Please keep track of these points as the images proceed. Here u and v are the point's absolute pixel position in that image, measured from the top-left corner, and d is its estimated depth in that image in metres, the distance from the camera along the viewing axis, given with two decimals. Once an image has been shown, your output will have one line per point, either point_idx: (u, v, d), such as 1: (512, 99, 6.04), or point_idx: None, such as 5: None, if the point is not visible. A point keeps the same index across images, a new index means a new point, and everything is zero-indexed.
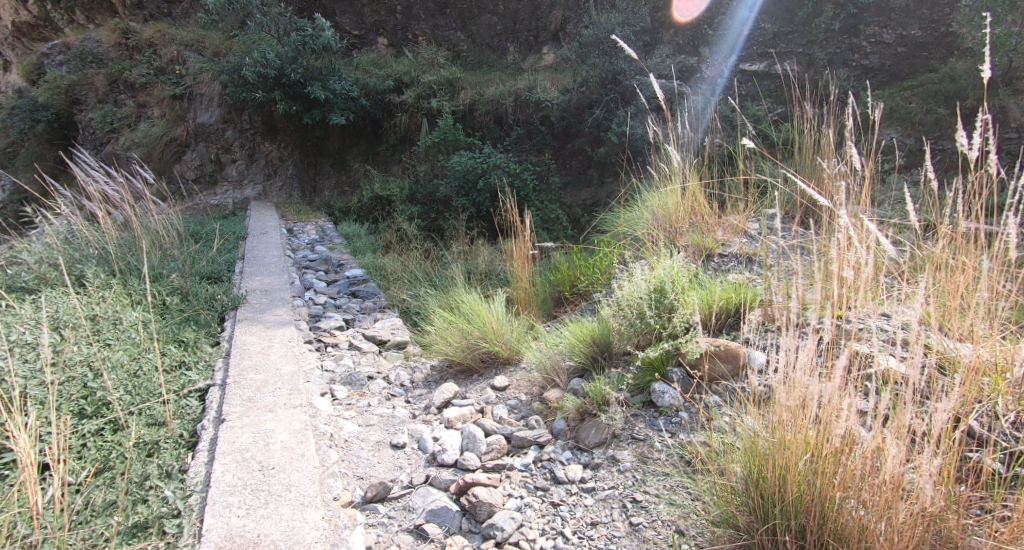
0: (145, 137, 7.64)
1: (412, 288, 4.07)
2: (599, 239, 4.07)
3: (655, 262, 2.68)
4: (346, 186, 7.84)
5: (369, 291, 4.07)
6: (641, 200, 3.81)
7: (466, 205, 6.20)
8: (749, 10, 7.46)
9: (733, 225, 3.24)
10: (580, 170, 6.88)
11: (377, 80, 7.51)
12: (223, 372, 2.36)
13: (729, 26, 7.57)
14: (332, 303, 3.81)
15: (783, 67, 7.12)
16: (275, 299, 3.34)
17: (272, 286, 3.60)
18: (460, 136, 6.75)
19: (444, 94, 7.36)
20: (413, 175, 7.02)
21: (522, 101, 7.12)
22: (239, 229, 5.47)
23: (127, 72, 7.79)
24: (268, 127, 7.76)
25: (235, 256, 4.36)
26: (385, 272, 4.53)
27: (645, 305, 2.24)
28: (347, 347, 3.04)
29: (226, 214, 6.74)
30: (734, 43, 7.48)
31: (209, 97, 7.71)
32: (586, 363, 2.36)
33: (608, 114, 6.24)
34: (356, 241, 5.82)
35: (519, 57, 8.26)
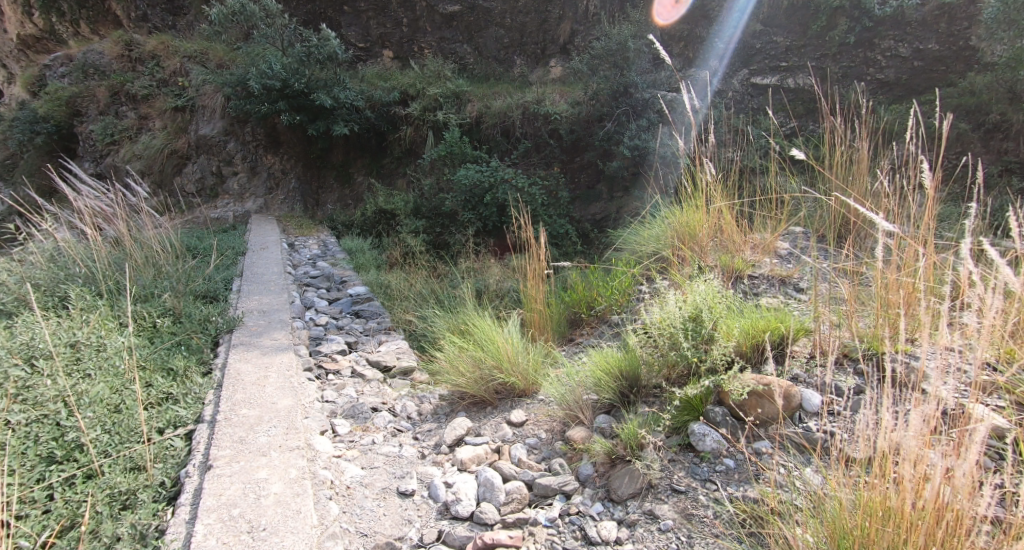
0: (146, 150, 7.50)
1: (418, 308, 3.88)
2: (617, 256, 3.87)
3: (686, 285, 2.46)
4: (349, 199, 7.69)
5: (373, 312, 3.88)
6: (660, 218, 3.63)
7: (473, 220, 6.03)
8: (741, 14, 7.58)
9: (762, 243, 3.03)
10: (590, 185, 6.71)
11: (383, 92, 7.38)
12: (213, 406, 2.14)
13: (722, 34, 7.77)
14: (334, 324, 3.61)
15: (796, 81, 6.98)
16: (274, 321, 3.12)
17: (271, 307, 3.39)
18: (467, 149, 6.60)
19: (450, 106, 7.22)
20: (418, 188, 6.87)
21: (530, 114, 6.97)
22: (239, 244, 5.28)
23: (128, 84, 7.66)
24: (271, 140, 7.62)
25: (233, 272, 4.16)
26: (392, 290, 4.33)
27: (680, 335, 2.00)
28: (349, 375, 2.83)
29: (226, 228, 6.58)
30: (729, 48, 7.59)
31: (211, 109, 7.58)
32: (614, 400, 2.12)
33: (619, 128, 6.10)
34: (359, 256, 5.65)
35: (527, 70, 8.14)
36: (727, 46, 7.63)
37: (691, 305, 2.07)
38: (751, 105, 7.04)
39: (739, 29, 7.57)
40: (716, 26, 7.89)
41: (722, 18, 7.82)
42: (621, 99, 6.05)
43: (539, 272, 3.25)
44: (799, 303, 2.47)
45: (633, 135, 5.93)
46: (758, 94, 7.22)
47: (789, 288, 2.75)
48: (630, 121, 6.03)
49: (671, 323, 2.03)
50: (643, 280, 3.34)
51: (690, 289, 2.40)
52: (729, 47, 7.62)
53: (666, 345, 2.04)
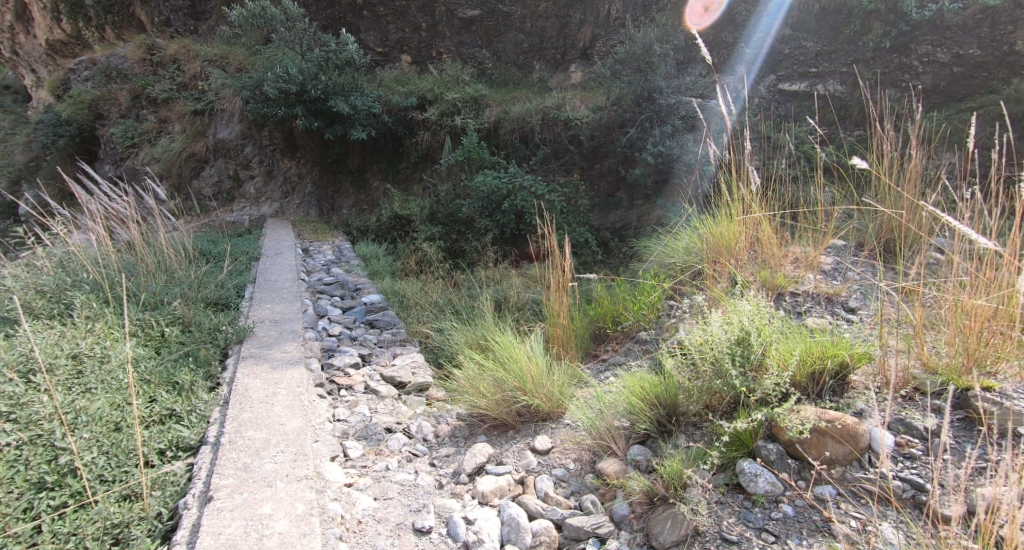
0: (164, 153, 7.50)
1: (435, 319, 3.73)
2: (644, 268, 3.68)
3: (727, 304, 2.27)
4: (365, 205, 7.61)
5: (388, 322, 3.74)
6: (691, 229, 3.44)
7: (490, 227, 5.91)
8: (771, 19, 7.47)
9: (802, 257, 2.83)
10: (610, 192, 6.54)
11: (401, 97, 7.28)
12: (219, 426, 1.99)
13: (752, 39, 7.62)
14: (348, 334, 3.47)
15: (826, 87, 6.75)
16: (287, 331, 2.99)
17: (284, 316, 3.26)
18: (485, 154, 6.46)
19: (469, 111, 7.10)
20: (434, 194, 6.76)
21: (551, 119, 6.81)
22: (253, 249, 5.18)
23: (149, 87, 7.67)
24: (288, 144, 7.57)
25: (245, 278, 4.04)
26: (408, 300, 4.20)
27: (728, 361, 1.81)
28: (363, 391, 2.68)
29: (242, 232, 6.52)
30: (757, 53, 7.43)
31: (230, 113, 7.55)
32: (651, 430, 1.94)
33: (642, 134, 5.93)
34: (374, 263, 5.53)
35: (546, 75, 7.99)
36: (756, 51, 7.47)
37: (741, 324, 1.88)
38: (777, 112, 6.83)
39: (768, 33, 7.44)
40: (745, 31, 7.75)
41: (751, 22, 7.72)
42: (644, 105, 5.87)
43: (563, 283, 3.09)
44: (851, 325, 2.27)
45: (656, 142, 5.77)
46: (786, 101, 7.00)
47: (837, 308, 2.54)
48: (654, 128, 5.87)
49: (719, 345, 1.84)
50: (674, 295, 3.16)
51: (732, 309, 2.22)
52: (757, 52, 7.46)
53: (710, 369, 1.86)
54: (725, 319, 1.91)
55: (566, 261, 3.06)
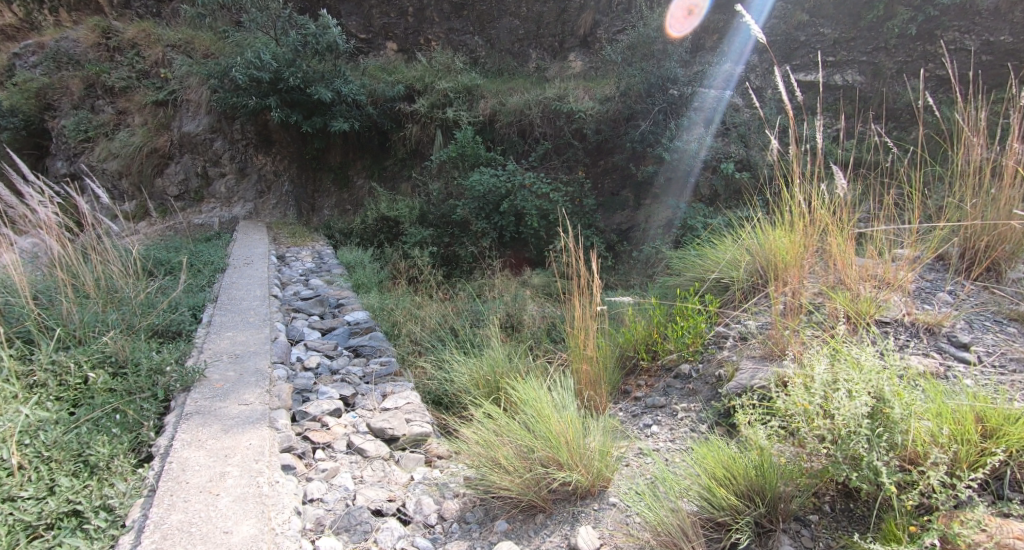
0: (123, 148, 6.79)
1: (435, 348, 3.20)
2: (675, 286, 3.16)
3: (827, 350, 1.73)
4: (348, 205, 7.00)
5: (375, 350, 3.17)
6: (736, 242, 2.94)
7: (487, 230, 5.40)
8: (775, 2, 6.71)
9: (884, 277, 2.32)
10: (614, 191, 6.01)
11: (386, 87, 6.66)
12: (135, 535, 1.42)
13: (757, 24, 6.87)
14: (327, 367, 2.90)
15: (843, 78, 6.29)
16: (250, 370, 2.38)
17: (248, 347, 2.65)
18: (480, 150, 5.90)
19: (461, 103, 6.51)
20: (424, 194, 6.20)
21: (551, 112, 6.25)
22: (219, 258, 4.54)
23: (105, 75, 6.92)
24: (262, 138, 6.89)
25: (205, 296, 3.42)
26: (400, 322, 3.65)
27: (868, 449, 1.26)
28: (345, 451, 2.12)
29: (210, 237, 5.88)
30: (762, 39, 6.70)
31: (196, 104, 6.85)
32: (743, 530, 1.41)
33: (654, 128, 5.42)
34: (358, 271, 4.97)
35: (544, 64, 7.39)
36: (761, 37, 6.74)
37: (881, 387, 1.32)
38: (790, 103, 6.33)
39: (766, 13, 6.79)
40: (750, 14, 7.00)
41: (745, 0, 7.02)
42: (654, 94, 5.36)
43: (589, 306, 2.55)
44: (976, 370, 1.77)
45: (671, 138, 5.33)
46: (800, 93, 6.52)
47: (943, 342, 2.02)
48: (666, 122, 5.39)
49: (857, 420, 1.27)
50: (722, 321, 2.64)
51: (833, 355, 1.69)
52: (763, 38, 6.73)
53: (842, 452, 1.30)
54: (859, 381, 1.34)
55: (595, 279, 2.51)
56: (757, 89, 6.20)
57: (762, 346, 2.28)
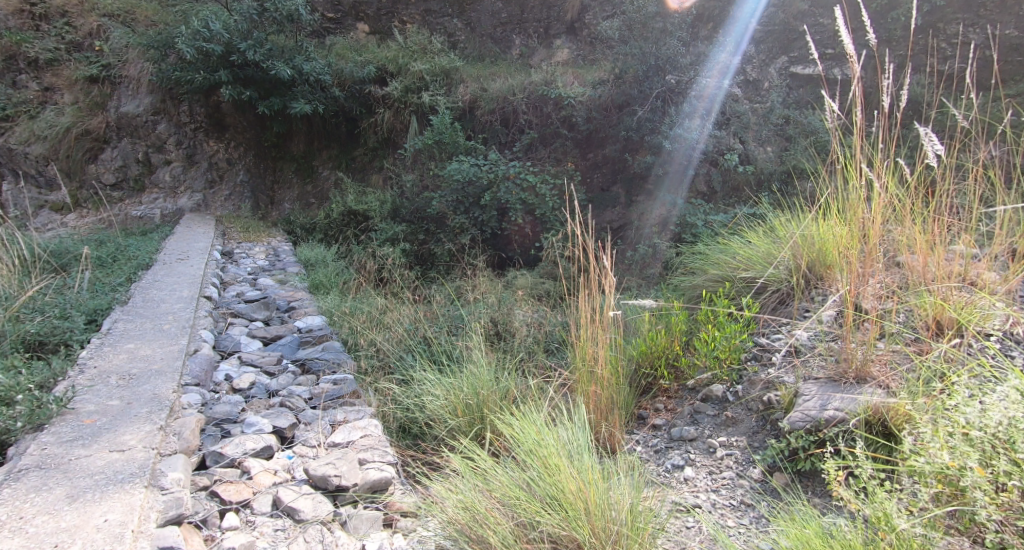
0: (49, 129, 6.20)
1: (404, 364, 2.61)
2: (695, 288, 2.60)
3: (980, 386, 1.18)
4: (312, 197, 6.35)
5: (326, 365, 2.57)
6: (768, 237, 2.43)
7: (466, 225, 4.87)
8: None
9: (976, 278, 1.78)
10: (604, 186, 5.52)
11: (356, 67, 6.01)
12: None
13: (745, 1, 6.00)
14: (262, 388, 2.28)
15: (843, 72, 5.52)
16: (144, 396, 1.75)
17: (150, 363, 2.01)
18: (460, 138, 5.32)
19: (438, 87, 5.92)
20: (397, 186, 5.58)
21: (538, 98, 5.71)
22: (149, 253, 3.85)
23: (27, 46, 6.32)
24: (213, 122, 6.26)
25: (115, 299, 2.76)
26: (363, 331, 3.02)
27: None
28: (268, 515, 1.49)
29: (147, 231, 5.20)
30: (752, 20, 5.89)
31: (136, 82, 6.24)
32: None
33: (651, 116, 4.93)
34: (317, 270, 4.33)
35: (527, 51, 6.86)
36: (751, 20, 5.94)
37: None
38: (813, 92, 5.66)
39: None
40: None
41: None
42: (651, 78, 4.85)
43: (600, 314, 1.98)
44: None
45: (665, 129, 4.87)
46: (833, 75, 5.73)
47: None
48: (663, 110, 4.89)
49: None
50: (763, 330, 2.10)
51: (985, 389, 1.15)
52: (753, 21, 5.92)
53: None
54: None
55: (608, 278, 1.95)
56: (753, 81, 5.73)
57: (826, 367, 1.68)
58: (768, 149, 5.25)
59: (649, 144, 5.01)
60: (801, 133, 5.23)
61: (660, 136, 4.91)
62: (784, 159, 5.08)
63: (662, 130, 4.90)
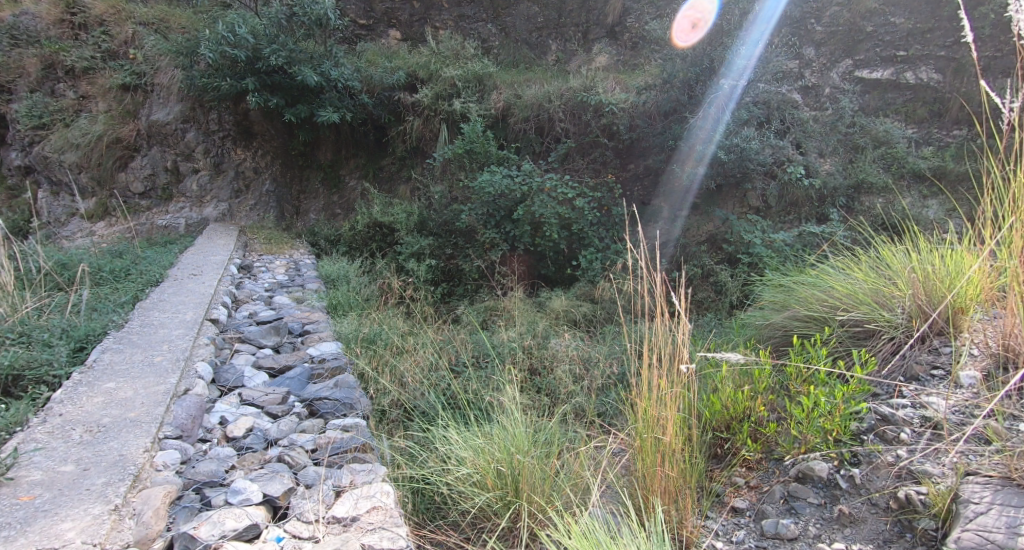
0: (82, 137, 6.16)
1: (425, 408, 2.27)
2: (773, 328, 2.16)
3: None
4: (338, 208, 6.15)
5: (334, 408, 2.22)
6: (870, 270, 1.99)
7: (497, 241, 4.54)
8: None
9: None
10: (645, 199, 5.08)
11: (385, 73, 5.77)
12: None
13: None
14: (258, 436, 1.95)
15: (919, 75, 4.85)
16: (106, 460, 1.43)
17: (127, 408, 1.70)
18: (492, 147, 5.00)
19: (471, 93, 5.63)
20: (425, 197, 5.30)
21: (577, 105, 5.33)
22: (162, 268, 3.61)
23: (64, 54, 6.32)
24: (241, 130, 6.11)
25: (111, 322, 2.50)
26: (383, 364, 2.69)
27: None
28: None
29: (170, 242, 5.04)
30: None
31: (167, 90, 6.13)
32: None
33: (703, 126, 4.48)
34: (338, 287, 4.05)
35: (565, 57, 6.50)
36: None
37: None
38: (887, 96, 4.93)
39: None
40: None
41: None
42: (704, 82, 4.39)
43: (670, 365, 1.59)
44: None
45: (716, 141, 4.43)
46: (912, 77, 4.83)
47: None
48: (716, 118, 4.41)
49: None
50: (878, 392, 1.66)
51: None
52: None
53: None
54: None
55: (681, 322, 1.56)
56: (812, 88, 5.15)
57: (999, 461, 1.24)
58: (830, 161, 4.69)
59: (696, 156, 4.57)
60: (871, 142, 4.64)
61: (711, 150, 4.46)
62: (850, 172, 4.52)
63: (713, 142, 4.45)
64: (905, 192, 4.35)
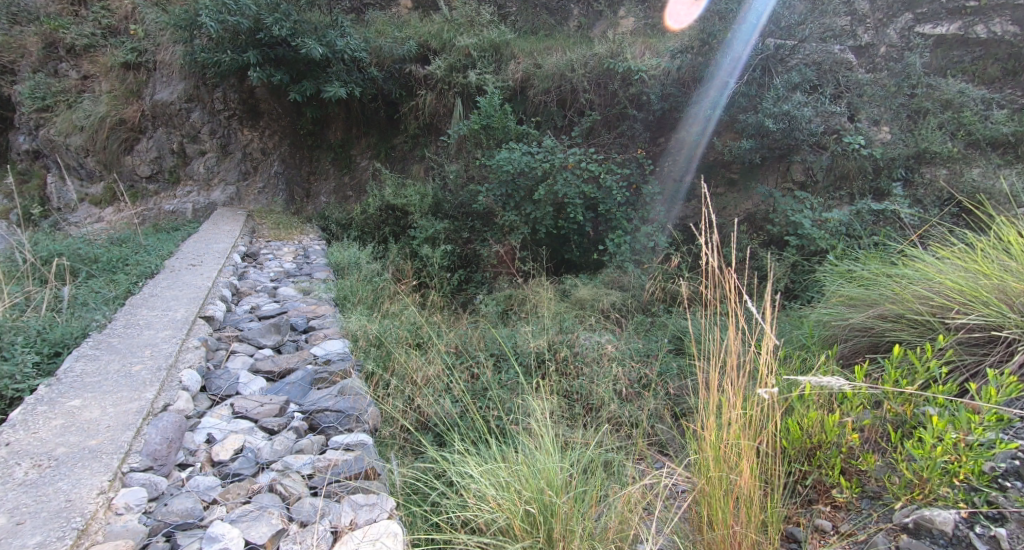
0: (86, 119, 5.94)
1: (440, 418, 2.07)
2: (859, 328, 1.92)
3: None
4: (349, 190, 5.89)
5: (336, 421, 1.95)
6: (989, 264, 1.77)
7: (517, 223, 4.20)
8: None
9: None
10: (678, 176, 4.61)
11: (395, 43, 5.39)
12: None
13: None
14: (249, 457, 1.69)
15: (992, 29, 4.31)
16: (47, 510, 1.21)
17: (88, 434, 1.47)
18: (510, 121, 4.58)
19: (487, 64, 5.22)
20: (440, 177, 4.99)
21: (603, 73, 4.89)
22: (158, 258, 3.36)
23: (65, 32, 6.07)
24: (248, 109, 5.83)
25: (95, 320, 2.27)
26: (396, 367, 2.42)
27: None
28: None
29: (176, 228, 4.84)
30: None
31: (170, 68, 5.85)
32: None
33: (717, 81, 4.23)
34: (350, 275, 3.81)
35: (588, 22, 6.01)
36: None
37: None
38: (954, 55, 4.40)
39: None
40: None
41: None
42: (719, 26, 4.00)
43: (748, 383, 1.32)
44: None
45: (730, 89, 4.18)
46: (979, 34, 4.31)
47: None
48: (732, 64, 4.11)
49: None
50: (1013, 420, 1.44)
51: None
52: None
53: None
54: None
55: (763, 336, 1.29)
56: (866, 47, 4.59)
57: None
58: (885, 129, 4.20)
59: (708, 105, 4.33)
60: (937, 106, 4.14)
61: (724, 98, 4.23)
62: (910, 140, 4.03)
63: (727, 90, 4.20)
64: (975, 161, 3.86)
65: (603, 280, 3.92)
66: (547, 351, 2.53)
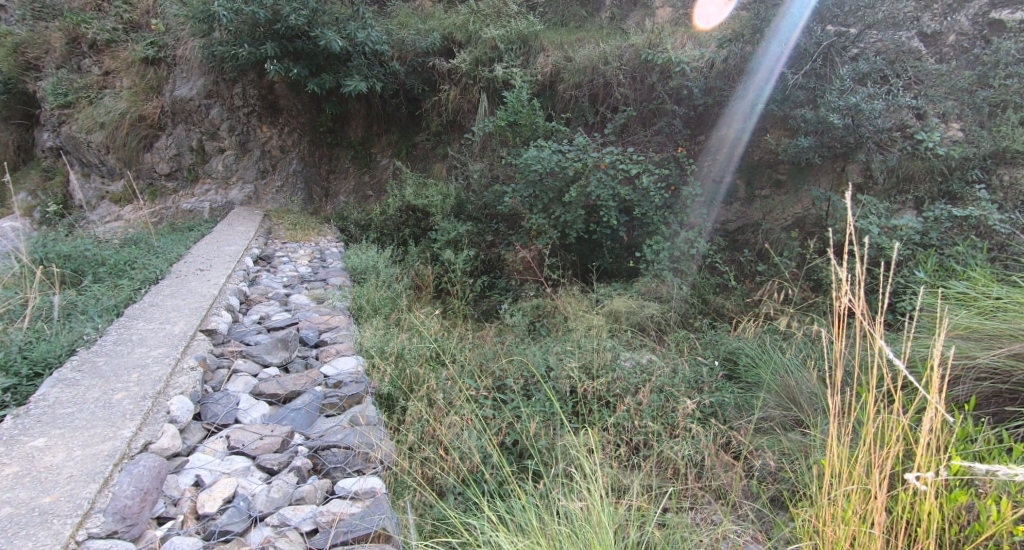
0: (106, 115, 5.82)
1: (463, 442, 1.85)
2: (992, 367, 1.73)
3: None
4: (369, 189, 5.69)
5: (338, 461, 1.71)
6: None
7: (545, 227, 3.90)
8: None
9: None
10: (718, 176, 4.32)
11: (418, 36, 5.13)
12: None
13: None
14: (242, 505, 1.45)
15: None
16: None
17: (42, 489, 1.27)
18: (539, 118, 4.27)
19: (515, 57, 4.92)
20: (463, 177, 4.73)
21: (640, 66, 4.55)
22: (164, 262, 3.15)
23: (86, 27, 5.98)
24: (267, 106, 5.65)
25: (86, 334, 2.05)
26: (419, 388, 2.18)
27: None
28: None
29: (191, 228, 4.68)
30: None
31: (189, 63, 5.69)
32: None
33: (753, 81, 3.93)
34: (370, 279, 3.61)
35: (621, 12, 5.64)
36: None
37: None
38: None
39: None
40: None
41: None
42: (768, 9, 3.66)
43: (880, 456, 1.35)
44: None
45: (777, 80, 3.82)
46: None
47: None
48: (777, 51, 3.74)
49: None
50: None
51: None
52: None
53: None
54: None
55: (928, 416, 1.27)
56: (933, 36, 4.16)
57: None
58: (954, 127, 3.78)
59: (750, 99, 3.98)
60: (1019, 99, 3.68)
61: (766, 91, 3.88)
62: (987, 138, 3.59)
63: (772, 81, 3.84)
64: None
65: (640, 290, 3.60)
66: (583, 377, 2.23)
